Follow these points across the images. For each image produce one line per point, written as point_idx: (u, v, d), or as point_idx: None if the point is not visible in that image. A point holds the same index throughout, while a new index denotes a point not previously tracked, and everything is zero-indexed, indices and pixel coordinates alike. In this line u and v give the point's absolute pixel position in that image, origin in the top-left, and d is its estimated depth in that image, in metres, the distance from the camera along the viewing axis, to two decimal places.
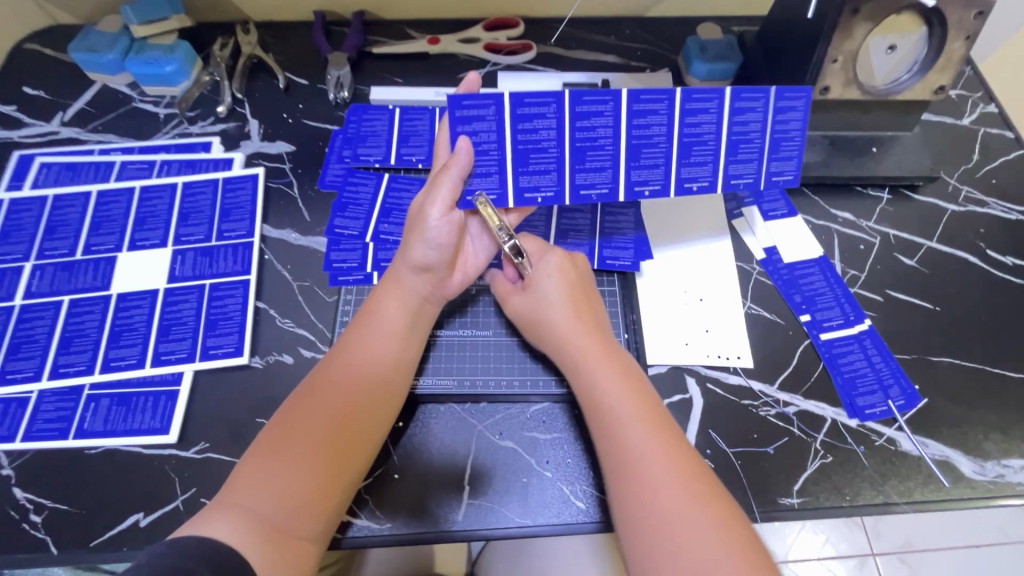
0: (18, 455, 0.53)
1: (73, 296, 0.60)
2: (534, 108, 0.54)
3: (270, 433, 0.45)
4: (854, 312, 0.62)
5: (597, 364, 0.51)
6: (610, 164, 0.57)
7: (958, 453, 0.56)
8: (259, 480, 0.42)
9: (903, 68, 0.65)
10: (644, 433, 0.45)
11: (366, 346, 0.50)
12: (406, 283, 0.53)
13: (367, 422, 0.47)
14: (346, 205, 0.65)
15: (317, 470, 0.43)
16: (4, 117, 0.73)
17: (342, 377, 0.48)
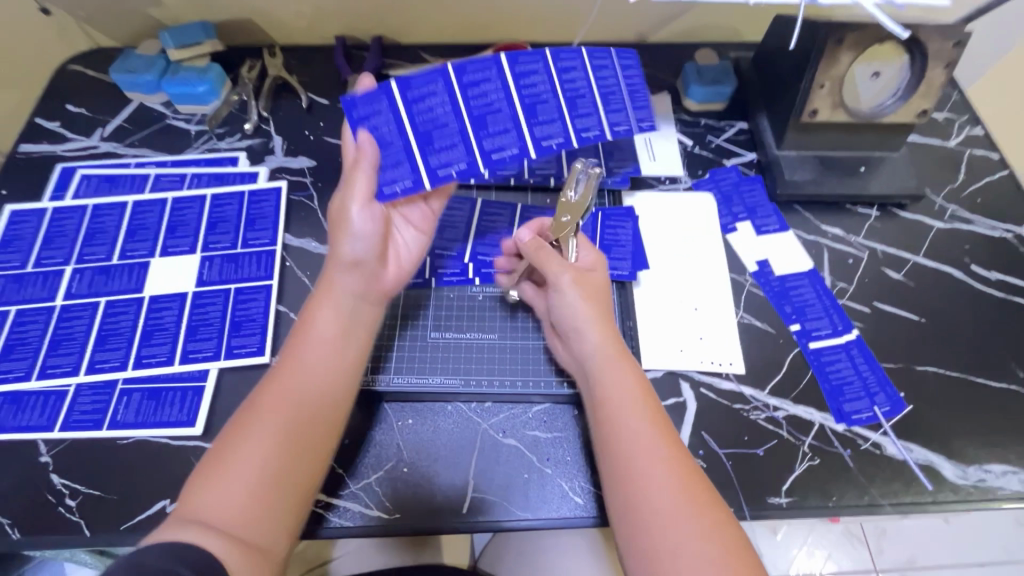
0: (56, 444, 0.57)
1: (109, 297, 0.65)
2: (478, 75, 0.59)
3: (214, 452, 0.47)
4: (842, 322, 0.65)
5: (624, 400, 0.51)
6: (512, 125, 0.59)
7: (941, 458, 0.58)
8: (216, 494, 0.44)
9: (888, 93, 0.69)
10: (645, 438, 0.49)
11: (302, 353, 0.52)
12: (339, 286, 0.55)
13: (305, 423, 0.49)
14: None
15: (265, 477, 0.45)
16: (49, 132, 0.79)
17: (275, 384, 0.50)
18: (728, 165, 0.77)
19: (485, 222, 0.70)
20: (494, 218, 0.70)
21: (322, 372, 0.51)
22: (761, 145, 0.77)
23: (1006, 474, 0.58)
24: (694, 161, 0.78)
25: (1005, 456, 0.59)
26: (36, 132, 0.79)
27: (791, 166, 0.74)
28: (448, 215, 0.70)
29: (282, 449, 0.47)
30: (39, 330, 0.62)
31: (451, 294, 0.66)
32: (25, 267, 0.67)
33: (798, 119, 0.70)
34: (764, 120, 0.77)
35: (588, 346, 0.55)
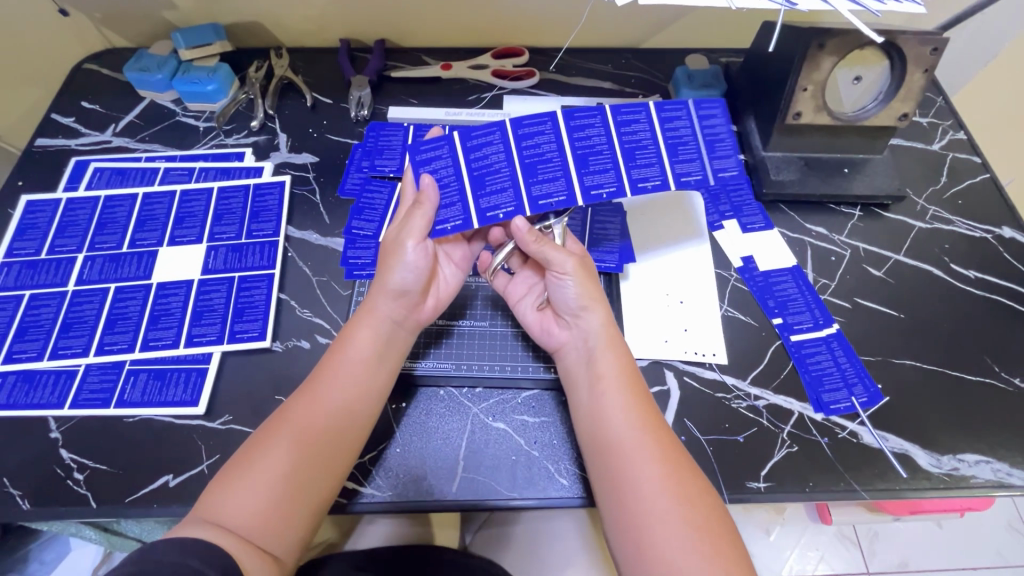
0: (65, 421, 0.60)
1: (118, 283, 0.68)
2: (533, 127, 0.60)
3: (241, 456, 0.49)
4: (823, 317, 0.68)
5: (616, 391, 0.53)
6: (561, 173, 0.60)
7: (916, 447, 0.60)
8: (235, 497, 0.47)
9: (869, 97, 0.72)
10: (643, 439, 0.50)
11: (339, 373, 0.54)
12: (379, 311, 0.57)
13: (331, 444, 0.51)
14: (363, 209, 0.73)
15: (284, 492, 0.48)
16: (64, 127, 0.82)
17: (311, 402, 0.52)
18: None
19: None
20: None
21: (354, 394, 0.53)
22: (749, 147, 0.79)
23: (980, 463, 0.60)
24: None
25: (979, 446, 0.61)
26: (51, 127, 0.82)
27: (776, 166, 0.76)
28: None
29: (305, 464, 0.49)
30: (52, 313, 0.65)
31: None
32: (39, 254, 0.70)
33: (783, 121, 0.73)
34: (751, 122, 0.80)
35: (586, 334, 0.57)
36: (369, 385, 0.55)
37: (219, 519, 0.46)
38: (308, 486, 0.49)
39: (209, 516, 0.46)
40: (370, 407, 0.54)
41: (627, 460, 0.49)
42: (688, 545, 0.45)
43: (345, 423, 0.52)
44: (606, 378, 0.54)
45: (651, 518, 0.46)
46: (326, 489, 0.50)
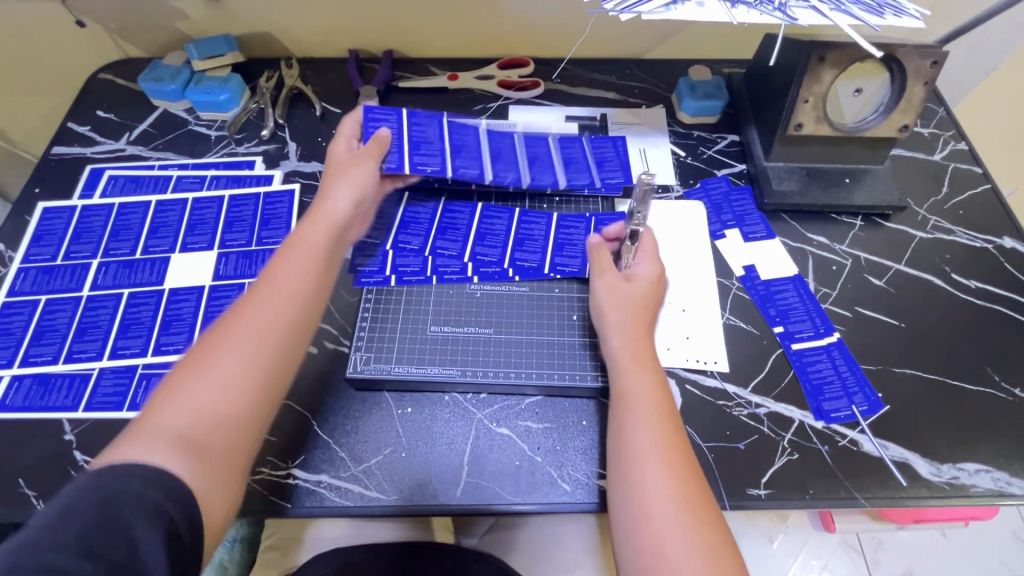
0: (79, 423, 0.61)
1: (132, 289, 0.69)
2: (422, 123, 0.74)
3: (185, 365, 0.49)
4: (824, 325, 0.68)
5: (643, 402, 0.54)
6: (478, 159, 0.74)
7: (917, 456, 0.61)
8: (183, 400, 0.46)
9: (870, 109, 0.73)
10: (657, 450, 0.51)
11: (279, 272, 0.56)
12: (328, 217, 0.61)
13: (276, 331, 0.52)
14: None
15: (236, 383, 0.48)
16: (80, 135, 0.84)
17: (256, 301, 0.53)
18: (719, 175, 0.81)
19: (485, 224, 0.73)
20: (493, 220, 0.74)
21: (295, 290, 0.55)
22: (751, 157, 0.81)
23: (980, 472, 0.60)
24: (686, 171, 0.82)
25: (979, 455, 0.61)
26: (67, 135, 0.84)
27: (778, 176, 0.77)
28: (450, 217, 0.73)
29: (254, 359, 0.50)
30: (67, 318, 0.67)
31: (450, 288, 0.69)
32: (55, 260, 0.71)
33: (784, 132, 0.74)
34: (754, 132, 0.81)
35: (618, 351, 0.59)
36: (308, 279, 0.56)
37: (165, 424, 0.45)
38: (259, 376, 0.50)
39: (152, 422, 0.45)
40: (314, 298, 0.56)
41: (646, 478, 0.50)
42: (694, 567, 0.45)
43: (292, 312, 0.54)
44: (634, 394, 0.55)
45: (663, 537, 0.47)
46: (278, 382, 0.51)
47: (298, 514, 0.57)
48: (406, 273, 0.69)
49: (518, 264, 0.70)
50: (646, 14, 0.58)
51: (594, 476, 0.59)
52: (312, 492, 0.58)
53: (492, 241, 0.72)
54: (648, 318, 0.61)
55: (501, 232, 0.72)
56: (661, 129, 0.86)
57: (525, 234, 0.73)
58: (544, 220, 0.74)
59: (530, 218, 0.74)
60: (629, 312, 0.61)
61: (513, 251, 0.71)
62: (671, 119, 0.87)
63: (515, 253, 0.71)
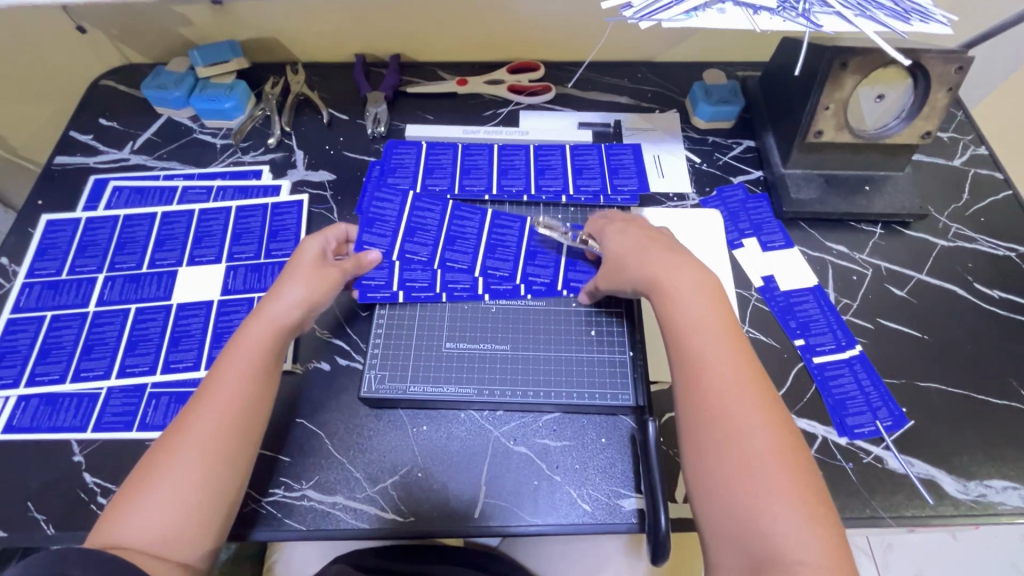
0: (87, 444, 0.60)
1: (139, 304, 0.68)
2: (439, 151, 0.79)
3: (136, 474, 0.48)
4: (846, 338, 0.67)
5: (692, 297, 0.54)
6: (486, 176, 0.77)
7: (943, 473, 0.60)
8: (135, 515, 0.46)
9: (892, 115, 0.71)
10: (718, 346, 0.51)
11: (224, 377, 0.53)
12: (276, 311, 0.58)
13: (230, 453, 0.50)
14: (374, 222, 0.70)
15: (187, 514, 0.47)
16: (82, 144, 0.82)
17: (205, 402, 0.52)
18: (735, 182, 0.79)
19: (495, 235, 0.71)
20: (503, 230, 0.72)
21: (245, 412, 0.52)
22: (768, 164, 0.79)
23: (1007, 489, 0.59)
24: (701, 178, 0.80)
25: (1006, 472, 0.60)
26: (70, 145, 0.82)
27: (797, 184, 0.76)
28: (460, 226, 0.72)
29: (209, 466, 0.49)
30: (74, 334, 0.65)
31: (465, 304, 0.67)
32: (61, 274, 0.70)
33: (803, 139, 0.73)
34: (770, 138, 0.80)
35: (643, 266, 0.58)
36: (257, 403, 0.53)
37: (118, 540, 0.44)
38: (214, 482, 0.49)
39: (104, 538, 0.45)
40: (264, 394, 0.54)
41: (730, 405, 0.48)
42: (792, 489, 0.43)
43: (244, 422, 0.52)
44: (700, 323, 0.53)
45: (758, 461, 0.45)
46: (233, 491, 0.50)
47: (311, 537, 0.56)
48: (415, 288, 0.67)
49: (530, 281, 0.68)
50: (666, 20, 0.56)
51: (614, 496, 0.58)
52: (327, 513, 0.57)
53: (503, 255, 0.70)
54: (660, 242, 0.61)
55: (512, 244, 0.71)
56: (675, 134, 0.84)
57: (537, 246, 0.71)
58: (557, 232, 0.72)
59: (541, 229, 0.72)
60: (640, 249, 0.60)
61: (524, 265, 0.69)
62: (684, 124, 0.86)
63: (527, 267, 0.69)
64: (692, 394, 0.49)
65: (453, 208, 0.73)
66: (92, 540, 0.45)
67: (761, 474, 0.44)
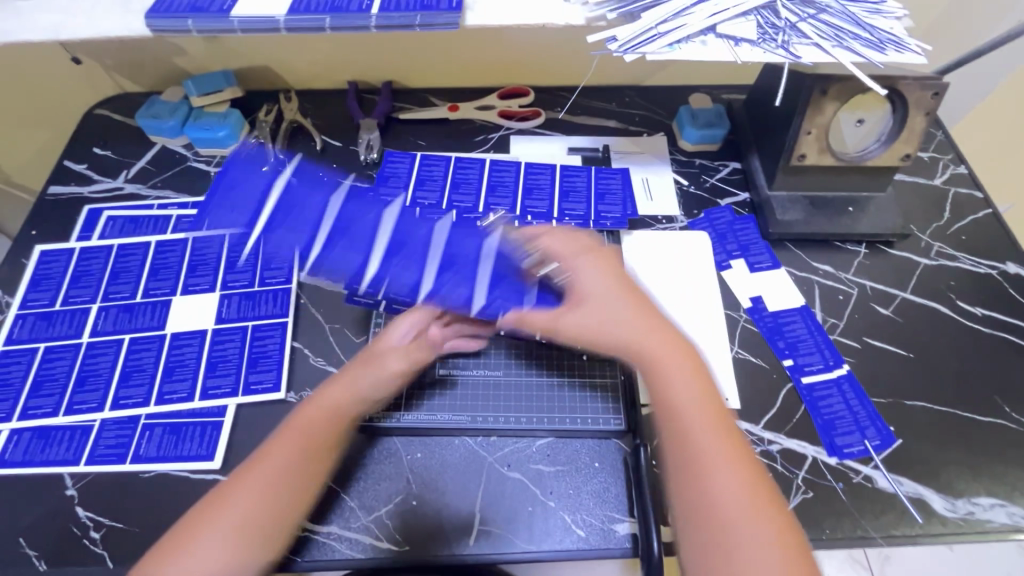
0: (80, 477, 0.60)
1: (133, 334, 0.68)
2: (432, 161, 0.82)
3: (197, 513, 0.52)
4: (833, 357, 0.68)
5: (682, 377, 0.55)
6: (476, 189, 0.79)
7: (931, 492, 0.60)
8: (208, 540, 0.50)
9: (872, 138, 0.73)
10: (705, 432, 0.52)
11: (296, 443, 0.56)
12: (353, 384, 0.59)
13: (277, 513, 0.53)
14: (307, 224, 0.65)
15: (227, 569, 0.49)
16: (76, 174, 0.83)
17: (274, 459, 0.55)
18: (722, 204, 0.81)
19: (451, 251, 0.64)
20: (461, 243, 0.65)
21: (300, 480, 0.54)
22: (754, 186, 0.81)
23: (995, 506, 0.60)
24: (689, 201, 0.82)
25: (993, 488, 0.61)
26: (64, 174, 0.83)
27: (782, 206, 0.77)
28: (407, 234, 0.66)
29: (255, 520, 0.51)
30: (67, 366, 0.66)
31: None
32: (54, 305, 0.70)
33: (787, 162, 0.74)
34: (756, 160, 0.81)
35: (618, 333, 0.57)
36: (315, 475, 0.55)
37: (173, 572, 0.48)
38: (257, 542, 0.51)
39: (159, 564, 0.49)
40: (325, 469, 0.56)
41: (711, 461, 0.50)
42: (766, 534, 0.47)
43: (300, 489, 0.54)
44: (690, 406, 0.53)
45: (733, 510, 0.48)
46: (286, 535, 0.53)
47: (314, 569, 0.56)
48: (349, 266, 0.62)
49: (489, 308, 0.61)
50: (650, 54, 0.58)
51: (608, 521, 0.58)
52: (332, 544, 0.57)
53: (461, 272, 0.62)
54: (640, 297, 0.60)
55: (472, 263, 0.63)
56: (662, 157, 0.86)
57: (502, 267, 0.63)
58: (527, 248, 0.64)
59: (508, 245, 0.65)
60: (613, 308, 0.58)
61: (488, 288, 0.62)
62: (672, 147, 0.88)
63: (491, 293, 0.61)
64: (683, 481, 0.50)
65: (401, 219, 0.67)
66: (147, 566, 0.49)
67: (741, 551, 0.46)
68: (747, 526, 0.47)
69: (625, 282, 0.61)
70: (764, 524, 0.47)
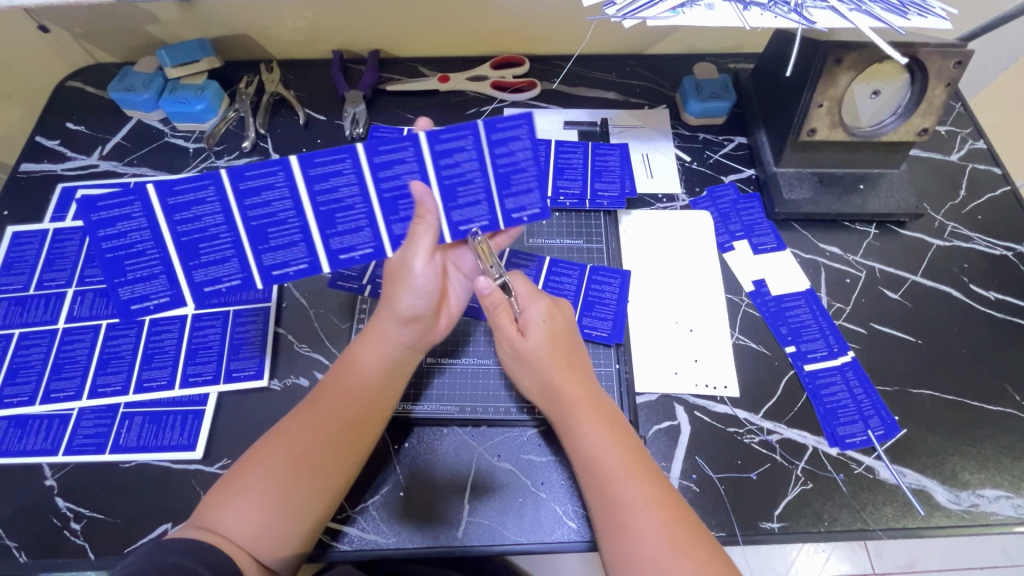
0: (59, 467, 0.58)
1: (110, 320, 0.66)
2: None
3: (235, 471, 0.49)
4: (838, 344, 0.65)
5: (602, 433, 0.53)
6: None
7: (935, 483, 0.59)
8: (237, 508, 0.47)
9: (887, 111, 0.68)
10: (629, 482, 0.50)
11: (335, 403, 0.53)
12: (391, 337, 0.56)
13: (324, 477, 0.50)
14: (268, 230, 0.54)
15: (264, 536, 0.47)
16: (49, 150, 0.79)
17: (317, 419, 0.52)
18: (726, 182, 0.77)
19: (448, 172, 0.55)
20: (453, 155, 0.54)
21: (344, 441, 0.52)
22: (760, 162, 0.77)
23: (1000, 498, 0.58)
24: (691, 177, 0.78)
25: (999, 480, 0.59)
26: (36, 151, 0.79)
27: (789, 183, 0.73)
28: (391, 172, 0.53)
29: (298, 482, 0.49)
30: (43, 353, 0.63)
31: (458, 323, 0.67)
32: (28, 290, 0.68)
33: (796, 137, 0.70)
34: (763, 135, 0.77)
35: (558, 393, 0.56)
36: (362, 435, 0.53)
37: (218, 535, 0.46)
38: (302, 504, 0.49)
39: (202, 522, 0.47)
40: (372, 429, 0.54)
41: (614, 478, 0.50)
42: (663, 534, 0.47)
43: (347, 446, 0.52)
44: (605, 459, 0.52)
45: (634, 518, 0.48)
46: (324, 503, 0.50)
47: (318, 558, 0.54)
48: (371, 255, 0.57)
49: (514, 216, 0.58)
50: (651, 19, 0.53)
51: None
52: (335, 530, 0.55)
53: (469, 195, 0.56)
54: (573, 356, 0.58)
55: (478, 181, 0.56)
56: (664, 132, 0.81)
57: (507, 167, 0.56)
58: (522, 129, 0.53)
59: (505, 139, 0.54)
60: (545, 368, 0.56)
61: (501, 199, 0.57)
62: (674, 121, 0.83)
63: (505, 200, 0.57)
64: (607, 532, 0.49)
65: (369, 158, 0.52)
66: (186, 525, 0.47)
67: None
68: (646, 530, 0.47)
69: (562, 336, 0.59)
70: (661, 520, 0.48)
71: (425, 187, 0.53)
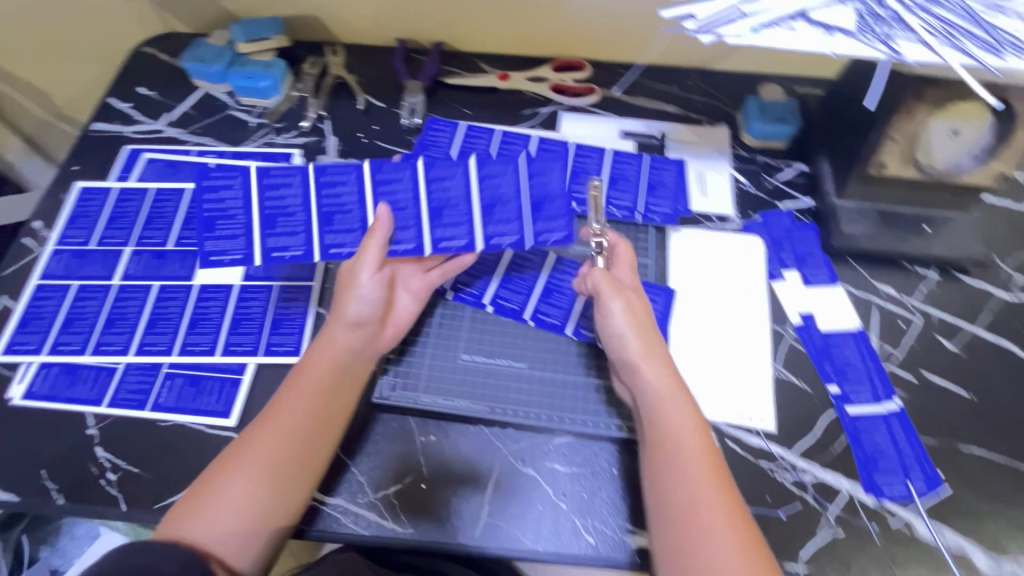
0: (101, 418, 0.60)
1: (161, 282, 0.68)
2: (478, 133, 0.79)
3: (202, 481, 0.51)
4: (884, 389, 0.63)
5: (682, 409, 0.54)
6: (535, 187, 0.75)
7: (976, 547, 0.56)
8: (206, 517, 0.49)
9: (967, 153, 0.64)
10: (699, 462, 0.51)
11: (290, 407, 0.54)
12: (338, 344, 0.57)
13: (288, 481, 0.52)
14: (333, 215, 0.57)
15: (233, 542, 0.49)
16: (120, 112, 0.82)
17: (275, 427, 0.53)
18: (781, 208, 0.75)
19: (443, 193, 0.58)
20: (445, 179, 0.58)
21: (305, 446, 0.53)
22: (819, 191, 0.74)
23: None
24: (745, 201, 0.76)
25: None
26: (108, 112, 0.82)
27: (849, 218, 0.71)
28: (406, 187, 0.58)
29: (263, 488, 0.50)
30: (97, 307, 0.66)
31: (491, 319, 0.67)
32: (89, 244, 0.70)
33: (862, 169, 0.67)
34: (825, 163, 0.74)
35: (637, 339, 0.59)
36: (320, 437, 0.54)
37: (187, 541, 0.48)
38: (272, 504, 0.51)
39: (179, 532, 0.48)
40: (331, 435, 0.55)
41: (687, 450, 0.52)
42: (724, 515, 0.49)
43: (308, 448, 0.53)
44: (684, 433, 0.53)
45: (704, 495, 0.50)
46: (294, 506, 0.52)
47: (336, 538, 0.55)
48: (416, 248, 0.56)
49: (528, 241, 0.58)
50: (728, 37, 0.52)
51: (620, 531, 0.56)
52: (356, 514, 0.56)
53: (492, 214, 0.58)
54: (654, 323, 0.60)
55: (518, 201, 0.58)
56: (722, 151, 0.80)
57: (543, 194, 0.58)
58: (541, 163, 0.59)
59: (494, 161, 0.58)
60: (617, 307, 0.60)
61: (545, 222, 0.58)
62: (734, 140, 0.81)
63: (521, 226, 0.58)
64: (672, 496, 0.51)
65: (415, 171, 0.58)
66: (162, 531, 0.49)
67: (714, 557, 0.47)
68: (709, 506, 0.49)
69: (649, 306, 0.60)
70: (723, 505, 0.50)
71: (388, 211, 0.56)
